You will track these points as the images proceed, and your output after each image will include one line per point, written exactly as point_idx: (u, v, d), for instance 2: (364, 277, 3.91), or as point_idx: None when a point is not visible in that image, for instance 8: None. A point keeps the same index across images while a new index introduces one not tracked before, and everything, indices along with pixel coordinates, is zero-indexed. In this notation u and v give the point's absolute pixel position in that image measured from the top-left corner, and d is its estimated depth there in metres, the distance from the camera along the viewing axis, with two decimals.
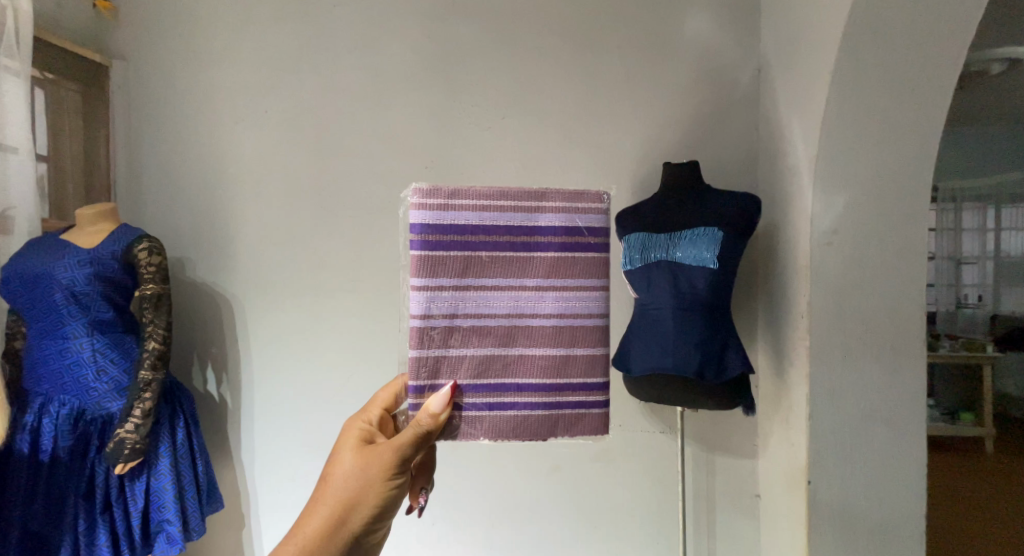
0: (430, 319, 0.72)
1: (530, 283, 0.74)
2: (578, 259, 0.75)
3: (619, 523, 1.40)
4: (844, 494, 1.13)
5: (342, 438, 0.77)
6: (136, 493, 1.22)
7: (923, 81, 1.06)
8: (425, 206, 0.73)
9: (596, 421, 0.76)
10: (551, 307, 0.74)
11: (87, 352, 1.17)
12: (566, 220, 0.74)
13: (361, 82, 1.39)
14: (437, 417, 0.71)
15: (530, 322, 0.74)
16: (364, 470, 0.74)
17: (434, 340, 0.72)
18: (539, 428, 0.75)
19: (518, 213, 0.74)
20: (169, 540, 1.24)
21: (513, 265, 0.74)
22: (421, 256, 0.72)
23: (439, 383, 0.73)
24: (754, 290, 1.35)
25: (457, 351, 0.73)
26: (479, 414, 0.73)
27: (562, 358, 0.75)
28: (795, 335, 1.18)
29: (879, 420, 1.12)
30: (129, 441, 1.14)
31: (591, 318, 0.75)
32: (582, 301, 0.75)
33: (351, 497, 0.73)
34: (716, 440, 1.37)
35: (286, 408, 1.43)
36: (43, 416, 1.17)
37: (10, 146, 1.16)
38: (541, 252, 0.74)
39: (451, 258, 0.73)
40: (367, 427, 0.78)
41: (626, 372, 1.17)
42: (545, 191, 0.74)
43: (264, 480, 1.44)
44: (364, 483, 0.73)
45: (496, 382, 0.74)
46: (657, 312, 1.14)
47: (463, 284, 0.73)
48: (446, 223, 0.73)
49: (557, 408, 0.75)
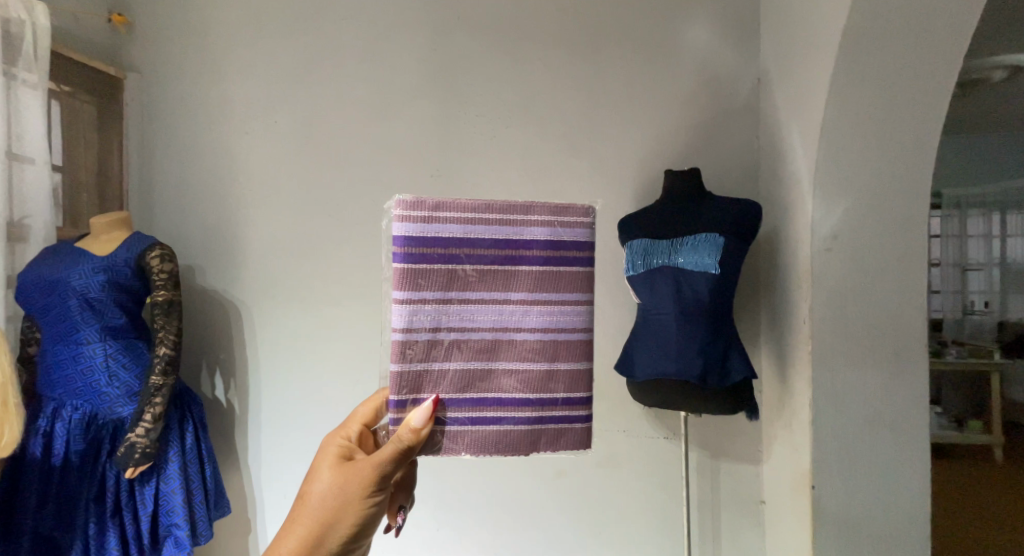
0: (412, 332, 0.73)
1: (514, 297, 0.75)
2: (563, 274, 0.76)
3: (622, 529, 1.40)
4: (846, 500, 1.13)
5: (319, 455, 0.78)
6: (145, 496, 1.24)
7: (922, 87, 1.07)
8: (410, 218, 0.73)
9: (577, 435, 0.77)
10: (536, 321, 0.76)
11: (99, 358, 1.19)
12: (551, 234, 0.76)
13: (365, 92, 1.42)
14: (418, 432, 0.72)
15: (513, 336, 0.76)
16: (342, 488, 0.74)
17: (415, 355, 0.73)
18: (522, 443, 0.76)
19: (505, 227, 0.75)
20: (176, 544, 1.25)
21: (497, 279, 0.75)
22: (405, 269, 0.73)
23: (422, 396, 0.74)
24: (756, 297, 1.36)
25: (439, 365, 0.74)
26: (461, 428, 0.74)
27: (545, 372, 0.76)
28: (796, 342, 1.18)
29: (881, 425, 1.12)
30: (140, 445, 1.16)
31: (575, 332, 0.77)
32: (566, 316, 0.77)
33: (329, 515, 0.74)
34: (719, 445, 1.37)
35: (288, 413, 1.45)
36: (55, 421, 1.19)
37: (28, 157, 1.20)
38: (526, 265, 0.75)
39: (435, 271, 0.74)
40: (346, 443, 0.80)
41: (628, 378, 1.18)
42: (532, 203, 0.76)
43: (269, 485, 1.46)
44: (342, 502, 0.74)
45: (480, 396, 0.75)
46: (659, 317, 1.15)
47: (447, 298, 0.74)
48: (430, 236, 0.74)
49: (540, 423, 0.76)
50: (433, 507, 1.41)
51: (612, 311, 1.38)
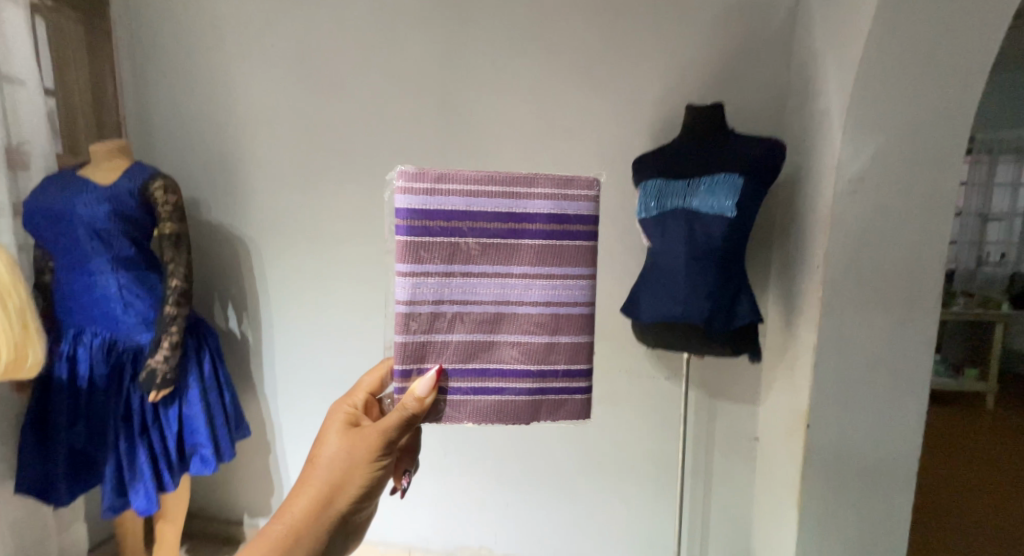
0: (416, 305, 0.72)
1: (517, 270, 0.74)
2: (565, 247, 0.75)
3: (620, 465, 1.46)
4: (841, 441, 1.17)
5: (327, 421, 0.80)
6: (169, 418, 1.29)
7: (975, 17, 0.98)
8: (412, 189, 0.71)
9: (578, 406, 0.78)
10: (537, 295, 0.75)
11: (114, 287, 1.20)
12: (554, 206, 0.74)
13: (370, 10, 1.33)
14: (422, 400, 0.72)
15: (515, 309, 0.75)
16: (350, 452, 0.76)
17: (418, 327, 0.73)
18: (522, 413, 0.76)
19: (508, 200, 0.73)
20: (203, 461, 1.33)
21: (499, 253, 0.74)
22: (408, 241, 0.71)
23: (425, 366, 0.74)
24: (772, 241, 1.34)
25: (442, 337, 0.74)
26: (464, 398, 0.75)
27: (545, 344, 0.76)
28: (807, 287, 1.18)
29: (882, 371, 1.13)
30: (161, 371, 1.19)
31: (576, 306, 0.76)
32: (568, 290, 0.76)
33: (337, 478, 0.75)
34: (719, 387, 1.41)
35: (295, 346, 1.48)
36: (77, 346, 1.22)
37: (18, 79, 1.16)
38: (529, 239, 0.74)
39: (438, 243, 0.72)
40: (352, 411, 0.81)
41: (634, 319, 1.19)
42: (534, 176, 0.74)
43: (285, 413, 1.53)
44: (350, 465, 0.76)
45: (481, 367, 0.75)
46: (669, 261, 1.13)
47: (450, 271, 0.73)
48: (433, 208, 0.71)
49: (540, 394, 0.77)
50: (438, 438, 1.49)
51: (621, 253, 1.37)
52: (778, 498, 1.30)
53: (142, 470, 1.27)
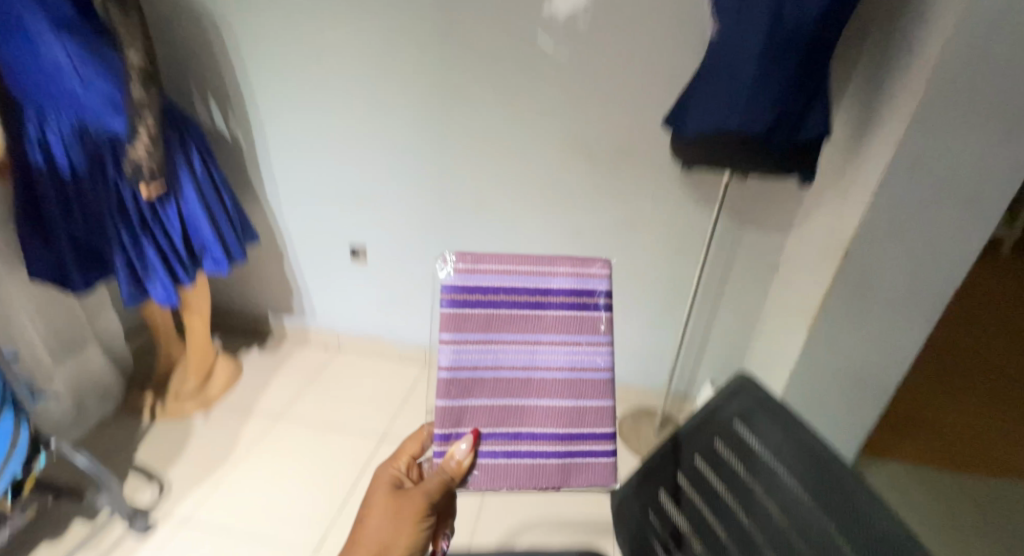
0: (457, 369, 0.69)
1: (544, 338, 0.72)
2: (585, 317, 0.73)
3: (634, 283, 1.50)
4: (880, 275, 1.05)
5: (372, 485, 0.71)
6: (169, 215, 1.31)
7: None
8: (449, 269, 0.70)
9: (604, 468, 0.75)
10: (561, 359, 0.72)
11: (61, 56, 0.99)
12: (576, 281, 0.73)
13: None
14: (461, 463, 0.69)
15: (541, 376, 0.72)
16: (396, 516, 0.65)
17: (456, 390, 0.70)
18: (553, 477, 0.74)
19: (532, 276, 0.72)
20: (214, 259, 1.41)
21: (527, 325, 0.71)
22: (447, 314, 0.69)
23: (461, 428, 0.71)
24: (868, 30, 1.07)
25: (476, 400, 0.70)
26: (496, 461, 0.71)
27: (574, 408, 0.74)
28: (901, 93, 0.95)
29: (950, 200, 0.95)
30: (145, 164, 1.17)
31: (599, 371, 0.73)
32: (591, 354, 0.73)
33: (383, 546, 0.63)
34: (751, 213, 1.34)
35: (297, 141, 1.50)
36: (46, 130, 1.07)
37: None
38: (552, 310, 0.72)
39: (474, 315, 0.70)
40: (397, 474, 0.73)
41: (681, 129, 1.03)
42: (555, 257, 0.73)
43: (287, 208, 1.63)
44: (396, 530, 0.64)
45: (513, 430, 0.72)
46: (740, 49, 0.89)
47: (486, 339, 0.70)
48: (472, 284, 0.70)
49: (570, 456, 0.74)
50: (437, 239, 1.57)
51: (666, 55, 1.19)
52: (782, 324, 1.32)
53: (155, 265, 1.30)
